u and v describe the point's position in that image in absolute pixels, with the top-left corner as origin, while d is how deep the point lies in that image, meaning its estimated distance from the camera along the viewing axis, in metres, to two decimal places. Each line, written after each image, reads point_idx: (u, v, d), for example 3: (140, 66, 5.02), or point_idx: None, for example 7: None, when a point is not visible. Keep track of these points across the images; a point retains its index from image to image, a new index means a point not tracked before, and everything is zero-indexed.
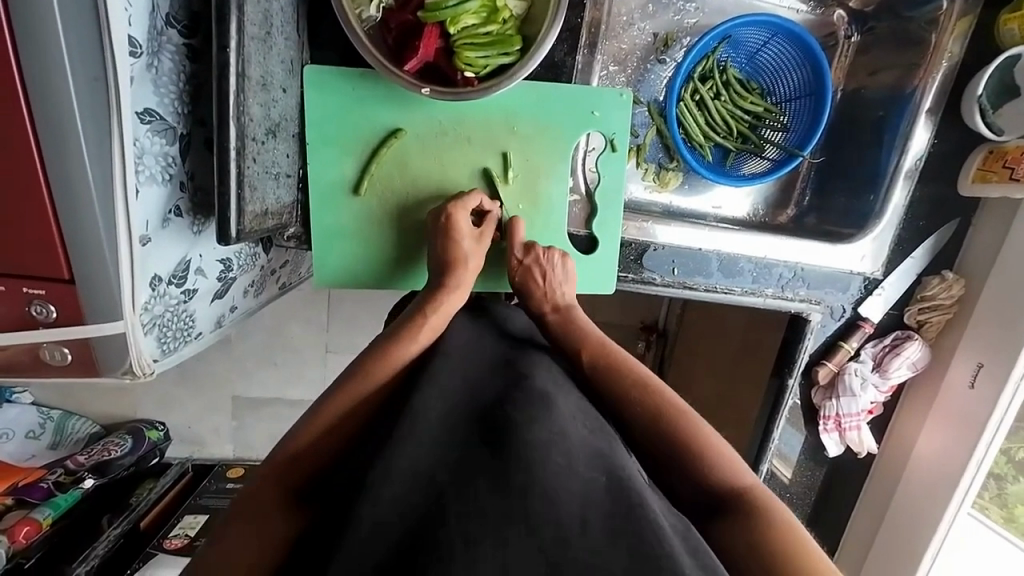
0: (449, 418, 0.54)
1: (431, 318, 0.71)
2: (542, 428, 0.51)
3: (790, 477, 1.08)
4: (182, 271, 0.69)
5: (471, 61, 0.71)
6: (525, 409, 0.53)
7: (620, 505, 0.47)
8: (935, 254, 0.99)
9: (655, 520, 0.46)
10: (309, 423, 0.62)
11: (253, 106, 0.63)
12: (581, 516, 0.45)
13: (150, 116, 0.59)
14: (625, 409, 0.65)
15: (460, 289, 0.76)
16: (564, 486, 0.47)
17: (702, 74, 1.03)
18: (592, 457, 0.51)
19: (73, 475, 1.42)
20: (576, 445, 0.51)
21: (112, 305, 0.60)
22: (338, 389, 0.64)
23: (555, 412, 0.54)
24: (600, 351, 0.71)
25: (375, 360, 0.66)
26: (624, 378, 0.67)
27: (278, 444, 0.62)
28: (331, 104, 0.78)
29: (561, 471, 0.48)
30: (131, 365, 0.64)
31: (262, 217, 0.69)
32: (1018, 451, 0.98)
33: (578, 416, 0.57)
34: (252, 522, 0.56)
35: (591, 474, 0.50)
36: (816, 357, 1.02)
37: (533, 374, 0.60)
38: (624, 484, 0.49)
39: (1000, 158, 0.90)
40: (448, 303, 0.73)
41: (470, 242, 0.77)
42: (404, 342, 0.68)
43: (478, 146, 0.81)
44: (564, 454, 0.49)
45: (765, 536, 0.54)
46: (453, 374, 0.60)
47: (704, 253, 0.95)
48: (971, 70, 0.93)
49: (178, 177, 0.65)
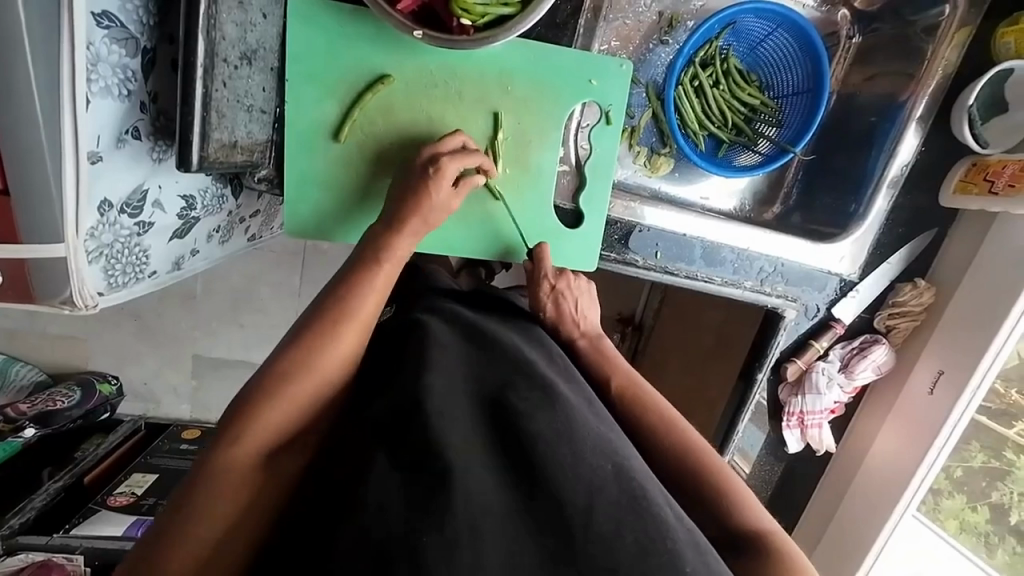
0: (441, 382, 0.53)
1: (383, 269, 0.66)
2: (551, 418, 0.49)
3: (748, 472, 1.10)
4: (138, 200, 0.64)
5: (468, 7, 0.67)
6: (531, 398, 0.52)
7: (625, 493, 0.46)
8: (909, 261, 1.00)
9: (659, 513, 0.45)
10: (271, 392, 0.55)
11: (226, 24, 0.58)
12: (586, 501, 0.44)
13: (109, 21, 0.54)
14: (651, 443, 0.63)
15: (411, 234, 0.69)
16: (569, 472, 0.45)
17: (704, 60, 1.02)
18: (597, 445, 0.49)
19: (13, 424, 1.32)
20: (585, 434, 0.49)
21: (51, 224, 0.54)
22: (303, 349, 0.58)
23: (559, 399, 0.52)
24: (628, 382, 0.69)
25: (336, 325, 0.60)
26: (649, 413, 0.65)
27: (234, 419, 0.54)
28: (316, 41, 0.73)
29: (567, 463, 0.46)
30: (71, 295, 0.58)
31: (231, 149, 0.64)
32: (958, 469, 1.03)
33: (577, 399, 0.55)
34: (225, 502, 0.51)
35: (591, 457, 0.47)
36: (786, 354, 1.03)
37: (536, 359, 0.60)
38: (629, 476, 0.47)
39: (983, 170, 0.91)
40: (401, 252, 0.68)
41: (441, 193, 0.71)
42: (364, 299, 0.63)
43: (469, 103, 0.78)
44: (570, 445, 0.47)
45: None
46: (445, 356, 0.58)
47: (689, 239, 0.94)
48: (964, 81, 0.94)
49: (137, 94, 0.59)
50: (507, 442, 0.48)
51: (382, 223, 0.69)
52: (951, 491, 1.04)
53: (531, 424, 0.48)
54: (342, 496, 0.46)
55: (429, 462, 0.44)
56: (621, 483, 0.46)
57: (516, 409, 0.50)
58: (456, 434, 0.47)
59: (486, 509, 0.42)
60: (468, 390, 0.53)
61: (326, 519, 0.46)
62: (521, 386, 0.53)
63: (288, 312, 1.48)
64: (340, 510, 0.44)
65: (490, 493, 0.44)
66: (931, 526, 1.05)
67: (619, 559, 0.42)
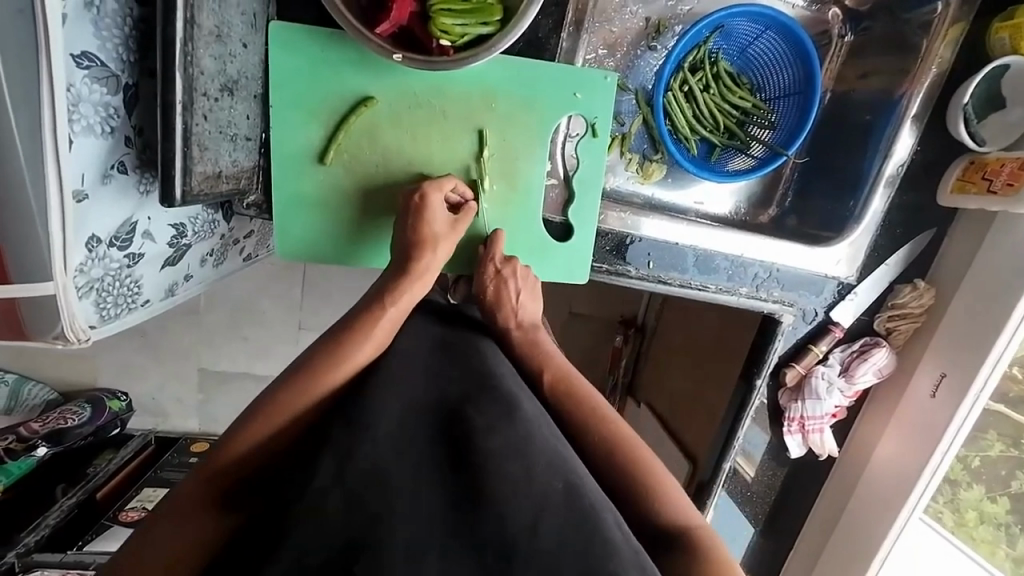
0: (399, 404, 0.53)
1: (388, 313, 0.67)
2: (504, 437, 0.50)
3: (753, 475, 1.09)
4: (127, 233, 0.65)
5: (447, 27, 0.67)
6: (489, 416, 0.52)
7: (573, 514, 0.46)
8: (909, 262, 0.99)
9: (603, 531, 0.45)
10: (261, 415, 0.58)
11: (204, 58, 0.58)
12: (532, 521, 0.44)
13: (89, 61, 0.54)
14: (581, 436, 0.63)
15: (419, 283, 0.71)
16: (516, 490, 0.45)
17: (693, 65, 1.01)
18: (549, 463, 0.49)
19: (26, 442, 1.35)
20: (539, 450, 0.50)
21: (42, 263, 0.55)
22: (291, 384, 0.60)
23: (519, 418, 0.53)
24: (561, 374, 0.69)
25: (328, 357, 0.62)
26: (581, 406, 0.65)
27: (220, 442, 0.57)
28: (299, 66, 0.73)
29: (516, 481, 0.46)
30: (62, 330, 0.59)
31: (215, 179, 0.65)
32: (974, 458, 1.00)
33: (536, 414, 0.56)
34: (184, 526, 0.53)
35: (540, 474, 0.48)
36: (785, 358, 1.02)
37: (502, 377, 0.60)
38: (580, 494, 0.48)
39: (980, 169, 0.90)
40: (409, 293, 0.69)
41: (441, 225, 0.73)
42: (364, 334, 0.64)
43: (453, 121, 0.77)
44: (522, 462, 0.48)
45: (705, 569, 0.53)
46: (419, 375, 0.59)
47: (680, 247, 0.93)
48: (960, 78, 0.93)
49: (121, 130, 0.60)
50: (450, 457, 0.48)
51: (393, 268, 0.71)
52: (971, 483, 1.01)
53: (485, 444, 0.49)
54: (276, 527, 0.46)
55: (379, 489, 0.45)
56: (570, 502, 0.46)
57: (474, 425, 0.51)
58: (404, 460, 0.48)
59: (427, 531, 0.43)
60: (425, 407, 0.54)
61: (263, 539, 0.47)
62: (480, 401, 0.54)
63: (291, 325, 1.49)
64: (268, 539, 0.45)
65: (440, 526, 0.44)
66: (940, 525, 1.03)
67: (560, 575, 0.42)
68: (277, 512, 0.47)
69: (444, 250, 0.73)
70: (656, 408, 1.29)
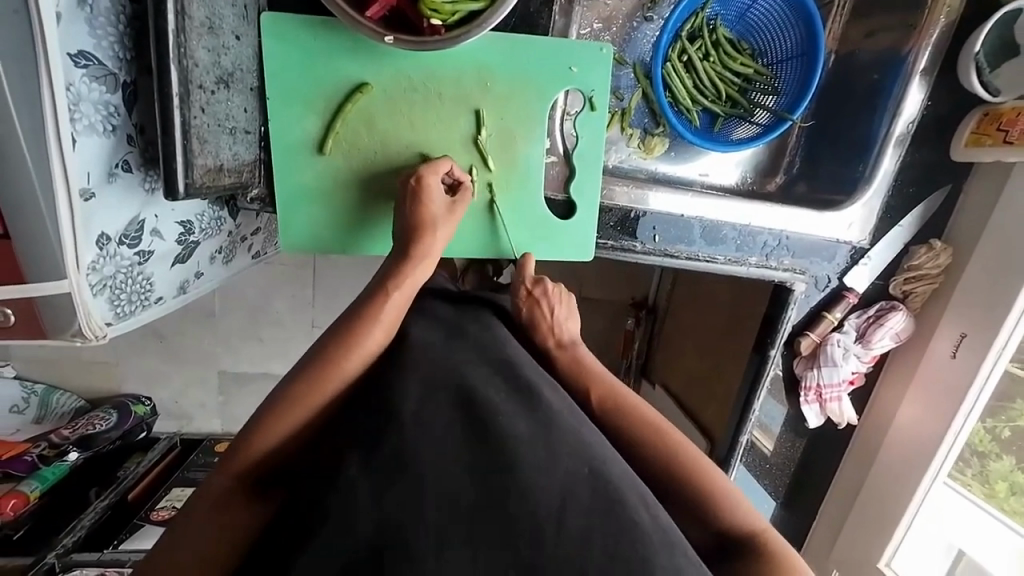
0: (410, 387, 0.54)
1: (393, 300, 0.66)
2: (528, 424, 0.52)
3: (771, 448, 1.08)
4: (136, 231, 0.66)
5: (438, 6, 0.66)
6: (510, 403, 0.54)
7: (602, 502, 0.47)
8: (924, 222, 0.96)
9: (632, 517, 0.46)
10: (275, 412, 0.59)
11: (197, 51, 0.59)
12: (558, 506, 0.45)
13: (86, 60, 0.55)
14: (640, 457, 0.62)
15: (420, 265, 0.70)
16: (545, 476, 0.47)
17: (691, 33, 0.99)
18: (574, 450, 0.50)
19: (57, 449, 1.40)
20: (563, 436, 0.51)
21: (54, 262, 0.57)
22: (303, 379, 0.60)
23: (540, 404, 0.55)
24: (610, 392, 0.67)
25: (337, 349, 0.62)
26: (635, 421, 0.64)
27: (240, 440, 0.58)
28: (292, 58, 0.73)
29: (540, 466, 0.48)
30: (80, 328, 0.61)
31: (217, 173, 0.65)
32: (1004, 429, 0.96)
33: (560, 401, 0.57)
34: (207, 523, 0.54)
35: (567, 462, 0.49)
36: (798, 328, 1.00)
37: (520, 362, 0.61)
38: (606, 479, 0.49)
39: (994, 120, 0.87)
40: (414, 276, 0.69)
41: (441, 209, 0.73)
42: (369, 323, 0.64)
43: (449, 104, 0.77)
44: (547, 449, 0.49)
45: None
46: (428, 358, 0.59)
47: (686, 220, 0.92)
48: (971, 26, 0.89)
49: (122, 128, 0.61)
50: (476, 439, 0.49)
51: (394, 255, 0.71)
52: (1000, 454, 0.97)
53: (511, 430, 0.50)
54: (306, 513, 0.47)
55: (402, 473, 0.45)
56: (594, 484, 0.48)
57: (498, 411, 0.52)
58: (420, 441, 0.48)
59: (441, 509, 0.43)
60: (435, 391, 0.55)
61: (290, 530, 0.48)
62: (502, 386, 0.56)
63: (305, 324, 1.51)
64: (299, 531, 0.46)
65: (467, 502, 0.45)
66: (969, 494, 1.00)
67: (589, 561, 0.43)
68: (308, 501, 0.48)
69: (448, 234, 0.73)
70: (675, 391, 1.27)
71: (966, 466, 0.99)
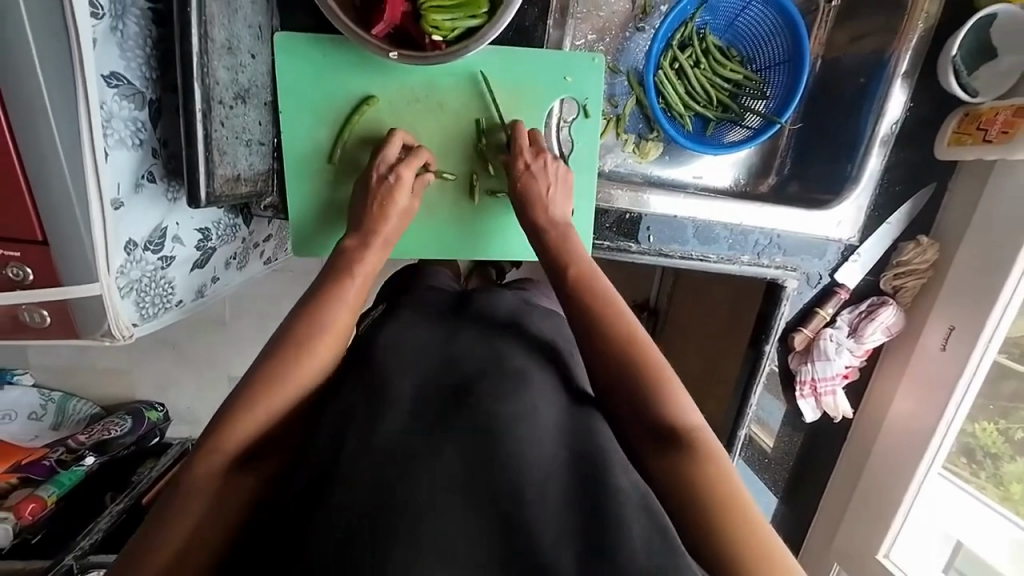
0: (418, 380, 0.57)
1: (357, 281, 0.69)
2: (514, 404, 0.53)
3: (771, 444, 1.12)
4: (159, 237, 0.71)
5: (438, 23, 0.71)
6: (500, 386, 0.56)
7: (582, 468, 0.49)
8: (911, 219, 0.99)
9: (612, 481, 0.47)
10: (258, 390, 0.57)
11: (218, 70, 0.64)
12: (541, 478, 0.47)
13: (118, 80, 0.60)
14: (599, 336, 0.64)
15: (381, 248, 0.74)
16: (530, 448, 0.49)
17: (681, 42, 1.03)
18: (558, 432, 0.53)
19: (75, 454, 1.45)
20: (545, 418, 0.54)
21: (88, 267, 0.61)
22: (284, 357, 0.60)
23: (527, 389, 0.56)
24: (584, 277, 0.70)
25: (307, 328, 0.63)
26: (600, 307, 0.66)
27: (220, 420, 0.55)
28: (304, 73, 0.78)
29: (524, 440, 0.50)
30: (109, 328, 0.65)
31: (234, 182, 0.70)
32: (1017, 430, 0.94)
33: (547, 388, 0.59)
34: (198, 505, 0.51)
35: (549, 442, 0.51)
36: (792, 324, 1.03)
37: (516, 353, 0.63)
38: (587, 453, 0.51)
39: (974, 120, 0.90)
40: (368, 260, 0.72)
41: (405, 196, 0.76)
42: (334, 304, 0.66)
43: (451, 114, 0.82)
44: (531, 424, 0.52)
45: (702, 478, 0.53)
46: (433, 353, 0.62)
47: (680, 220, 0.96)
48: (949, 30, 0.93)
49: (148, 142, 0.66)
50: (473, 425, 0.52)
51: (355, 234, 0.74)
52: (1016, 456, 0.95)
53: (498, 409, 0.52)
54: (305, 488, 0.48)
55: (392, 452, 0.48)
56: (577, 459, 0.50)
57: (484, 395, 0.54)
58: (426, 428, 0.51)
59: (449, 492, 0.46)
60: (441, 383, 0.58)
61: (297, 503, 0.48)
62: (491, 374, 0.58)
63: None
64: (307, 502, 0.46)
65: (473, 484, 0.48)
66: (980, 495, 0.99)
67: (566, 526, 0.43)
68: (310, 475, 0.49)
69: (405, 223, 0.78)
70: None
71: (980, 468, 0.98)
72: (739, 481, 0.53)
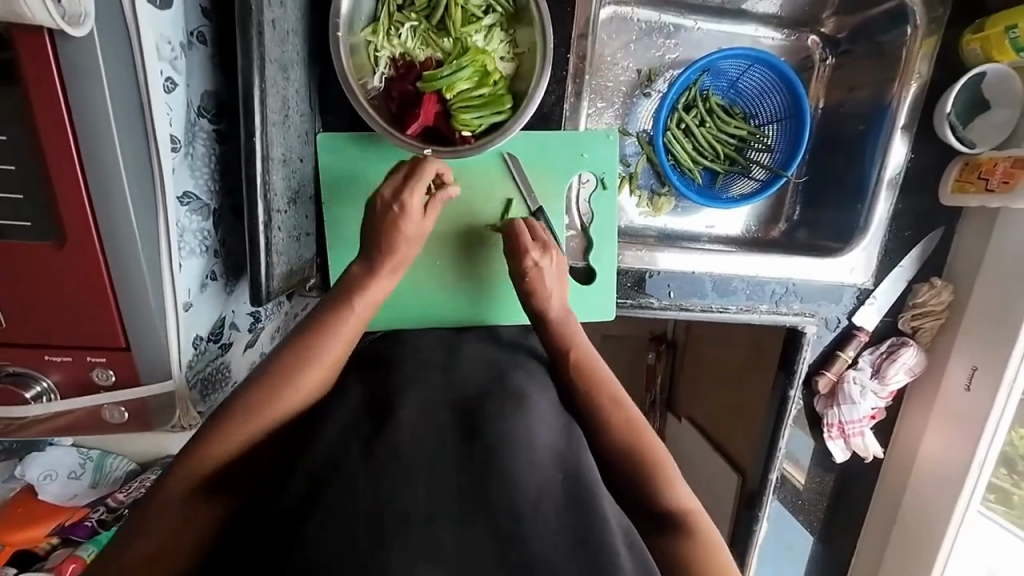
0: None
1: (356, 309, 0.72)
2: (512, 425, 0.58)
3: (803, 482, 1.12)
4: (219, 328, 0.77)
5: (467, 121, 0.79)
6: (509, 416, 0.60)
7: (573, 495, 0.53)
8: (923, 261, 1.03)
9: (600, 507, 0.53)
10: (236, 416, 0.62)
11: (276, 182, 0.71)
12: (536, 496, 0.52)
13: (189, 198, 0.67)
14: (598, 417, 0.70)
15: (390, 274, 0.76)
16: (530, 471, 0.54)
17: (686, 104, 1.09)
18: (556, 456, 0.58)
19: (117, 512, 1.13)
20: (538, 441, 0.58)
21: (164, 368, 0.67)
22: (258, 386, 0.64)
23: (526, 413, 0.61)
24: (583, 357, 0.76)
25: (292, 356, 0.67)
26: (597, 387, 0.73)
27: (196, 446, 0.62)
28: (342, 166, 0.85)
29: (524, 462, 0.54)
30: (178, 419, 0.71)
31: (288, 276, 0.77)
32: None
33: (549, 418, 0.64)
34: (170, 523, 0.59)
35: (546, 466, 0.56)
36: (815, 367, 1.06)
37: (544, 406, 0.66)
38: (579, 481, 0.55)
39: (975, 169, 0.95)
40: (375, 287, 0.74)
41: (413, 221, 0.76)
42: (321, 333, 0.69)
43: (478, 194, 0.88)
44: (528, 448, 0.56)
45: (698, 557, 0.61)
46: None
47: (698, 275, 1.00)
48: (942, 87, 0.98)
49: (212, 247, 0.73)
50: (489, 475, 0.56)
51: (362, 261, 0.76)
52: None
53: (501, 428, 0.58)
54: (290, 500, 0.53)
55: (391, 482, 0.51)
56: (568, 486, 0.54)
57: (490, 415, 0.59)
58: None
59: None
60: None
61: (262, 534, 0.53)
62: (494, 399, 0.63)
63: None
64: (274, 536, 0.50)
65: None
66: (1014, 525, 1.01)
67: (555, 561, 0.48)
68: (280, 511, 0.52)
69: (417, 248, 0.78)
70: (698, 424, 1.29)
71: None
72: (726, 558, 0.62)
